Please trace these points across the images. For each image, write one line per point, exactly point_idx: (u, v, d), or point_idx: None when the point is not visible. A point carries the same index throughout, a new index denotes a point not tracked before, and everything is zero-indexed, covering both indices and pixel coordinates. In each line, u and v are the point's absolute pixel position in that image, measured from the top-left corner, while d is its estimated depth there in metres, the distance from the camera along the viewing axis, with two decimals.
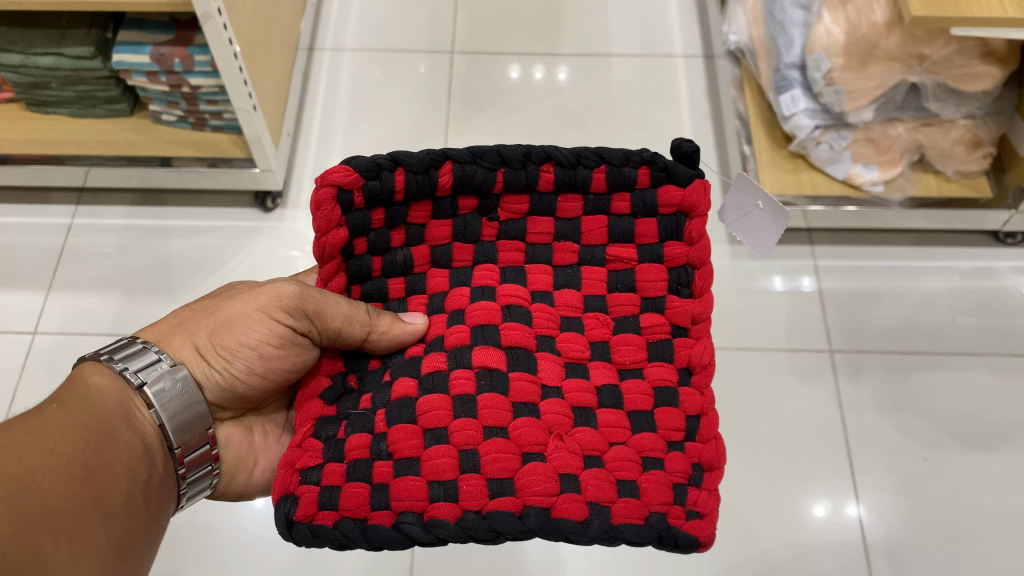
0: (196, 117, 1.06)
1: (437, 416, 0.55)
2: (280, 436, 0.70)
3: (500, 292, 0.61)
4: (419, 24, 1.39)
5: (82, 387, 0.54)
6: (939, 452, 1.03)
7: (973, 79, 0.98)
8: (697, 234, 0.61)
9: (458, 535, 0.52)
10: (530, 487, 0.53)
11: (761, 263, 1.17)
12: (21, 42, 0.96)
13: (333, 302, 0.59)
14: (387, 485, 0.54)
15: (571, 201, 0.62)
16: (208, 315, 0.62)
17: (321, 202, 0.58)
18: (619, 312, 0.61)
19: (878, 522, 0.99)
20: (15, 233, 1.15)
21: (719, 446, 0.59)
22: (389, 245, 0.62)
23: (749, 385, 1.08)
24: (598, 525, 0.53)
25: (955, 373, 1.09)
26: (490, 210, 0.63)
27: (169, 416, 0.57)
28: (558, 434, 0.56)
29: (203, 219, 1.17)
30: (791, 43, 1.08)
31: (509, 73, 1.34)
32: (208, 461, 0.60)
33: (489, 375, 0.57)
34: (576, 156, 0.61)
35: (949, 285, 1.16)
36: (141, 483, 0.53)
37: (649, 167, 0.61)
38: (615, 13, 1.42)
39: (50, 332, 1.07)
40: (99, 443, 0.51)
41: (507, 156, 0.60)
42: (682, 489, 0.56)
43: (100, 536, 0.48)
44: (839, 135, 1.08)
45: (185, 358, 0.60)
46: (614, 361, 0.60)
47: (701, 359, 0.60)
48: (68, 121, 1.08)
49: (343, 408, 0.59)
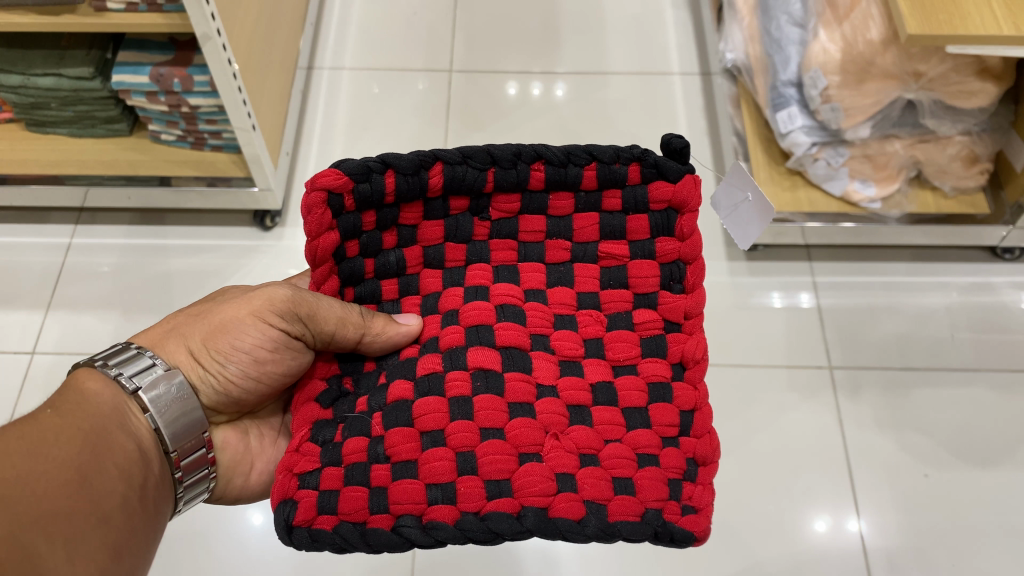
0: (196, 137, 1.07)
1: (433, 419, 0.55)
2: (277, 440, 0.70)
3: (493, 292, 0.61)
4: (418, 42, 1.40)
5: (76, 393, 0.54)
6: (939, 469, 1.03)
7: (968, 96, 0.99)
8: (688, 229, 0.61)
9: (456, 537, 0.52)
10: (528, 488, 0.53)
11: (760, 280, 1.17)
12: (21, 63, 0.97)
13: (326, 304, 0.59)
14: (386, 489, 0.54)
15: (562, 199, 0.62)
16: (202, 319, 0.62)
17: (312, 206, 0.57)
18: (612, 308, 0.62)
19: (879, 539, 0.98)
20: (15, 253, 1.15)
21: (714, 441, 0.58)
22: (382, 246, 0.62)
23: (748, 402, 1.07)
24: (594, 524, 0.53)
25: (955, 389, 1.08)
26: (482, 209, 0.63)
27: (166, 421, 0.57)
28: (554, 434, 0.55)
29: (202, 238, 1.17)
30: (788, 61, 1.08)
31: (507, 90, 1.35)
32: (204, 465, 0.60)
33: (484, 376, 0.57)
34: (566, 154, 0.60)
35: (948, 301, 1.16)
36: (136, 488, 0.52)
37: (640, 164, 0.61)
38: (612, 32, 1.43)
39: (48, 352, 1.07)
40: (93, 446, 0.51)
41: (496, 156, 0.60)
42: (677, 484, 0.56)
43: (96, 539, 0.47)
44: (836, 152, 1.09)
45: (179, 363, 0.60)
46: (608, 357, 0.60)
47: (694, 353, 0.60)
48: (68, 141, 1.09)
49: (339, 411, 0.59)
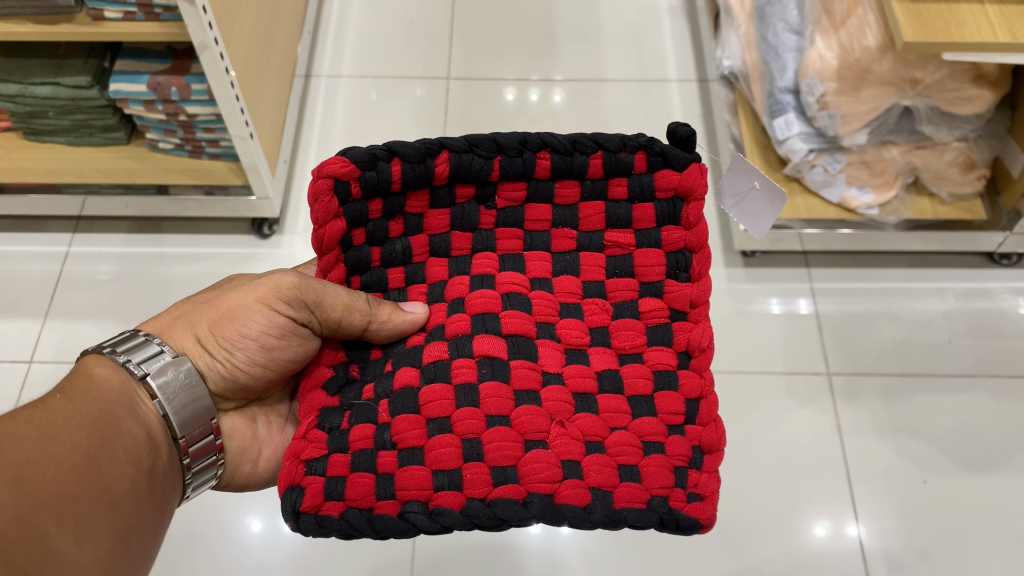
0: (194, 145, 1.07)
1: (439, 406, 0.55)
2: (283, 427, 0.69)
3: (499, 280, 0.61)
4: (415, 50, 1.40)
5: (84, 378, 0.54)
6: (938, 474, 1.03)
7: (965, 102, 0.99)
8: (694, 218, 0.61)
9: (462, 523, 0.52)
10: (533, 474, 0.53)
11: (758, 286, 1.17)
12: (19, 72, 0.96)
13: (333, 292, 0.60)
14: (392, 475, 0.54)
15: (568, 187, 0.62)
16: (209, 306, 0.62)
17: (318, 193, 0.57)
18: (618, 297, 0.61)
19: (879, 545, 0.98)
20: (13, 261, 1.15)
21: (721, 429, 0.58)
22: (388, 235, 0.62)
23: (747, 409, 1.07)
24: (601, 510, 0.53)
25: (953, 396, 1.08)
26: (488, 198, 0.63)
27: (174, 408, 0.56)
28: (560, 421, 0.55)
29: (200, 245, 1.17)
30: (784, 68, 1.09)
31: (504, 97, 1.35)
32: (212, 452, 0.60)
33: (490, 363, 0.57)
34: (572, 142, 0.60)
35: (945, 307, 1.16)
36: (144, 469, 0.52)
37: (646, 152, 0.61)
38: (609, 39, 1.43)
39: (46, 361, 1.07)
40: (102, 430, 0.50)
41: (503, 144, 0.60)
42: (682, 471, 0.56)
43: (105, 522, 0.47)
44: (833, 158, 1.09)
45: (186, 349, 0.60)
46: (613, 346, 0.60)
47: (701, 342, 0.59)
48: (65, 149, 1.08)
49: (346, 399, 0.59)
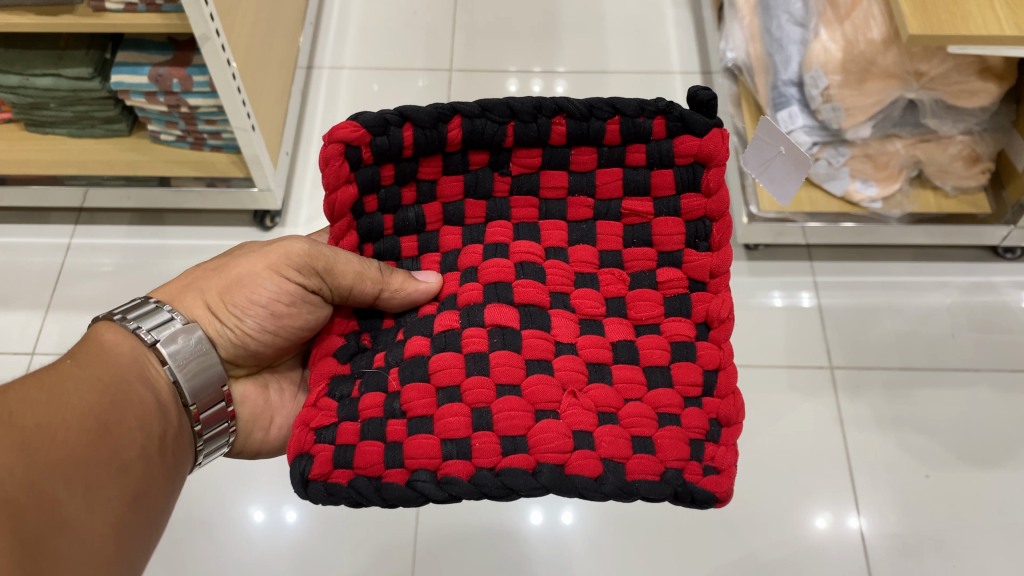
0: (195, 137, 1.06)
1: (449, 373, 0.55)
2: (297, 394, 0.69)
3: (512, 249, 0.60)
4: (417, 42, 1.40)
5: (93, 342, 0.54)
6: (940, 468, 1.03)
7: (970, 95, 0.98)
8: (714, 184, 0.60)
9: (470, 493, 0.52)
10: (543, 443, 0.53)
11: (760, 279, 1.17)
12: (19, 63, 0.97)
13: (344, 259, 0.59)
14: (401, 443, 0.54)
15: (583, 154, 0.61)
16: (218, 273, 0.62)
17: (329, 159, 0.57)
18: (636, 267, 0.61)
19: (880, 538, 0.98)
20: (15, 253, 1.15)
21: (738, 401, 0.58)
22: (400, 203, 0.62)
23: (749, 402, 1.07)
24: (611, 481, 0.52)
25: (956, 389, 1.08)
26: (502, 164, 0.62)
27: (185, 374, 0.57)
28: (572, 391, 0.55)
29: (202, 237, 1.17)
30: (789, 60, 1.08)
31: (506, 88, 1.35)
32: (225, 419, 0.60)
33: (501, 333, 0.57)
34: (588, 107, 0.59)
35: (949, 300, 1.15)
36: (155, 438, 0.52)
37: (665, 117, 0.60)
38: (612, 31, 1.42)
39: (47, 352, 1.07)
40: (113, 396, 0.50)
41: (516, 110, 0.59)
42: (699, 444, 0.56)
43: (115, 487, 0.47)
44: (837, 152, 1.09)
45: (196, 316, 0.61)
46: (630, 317, 0.59)
47: (718, 313, 0.59)
48: (67, 141, 1.08)
49: (357, 366, 0.59)
